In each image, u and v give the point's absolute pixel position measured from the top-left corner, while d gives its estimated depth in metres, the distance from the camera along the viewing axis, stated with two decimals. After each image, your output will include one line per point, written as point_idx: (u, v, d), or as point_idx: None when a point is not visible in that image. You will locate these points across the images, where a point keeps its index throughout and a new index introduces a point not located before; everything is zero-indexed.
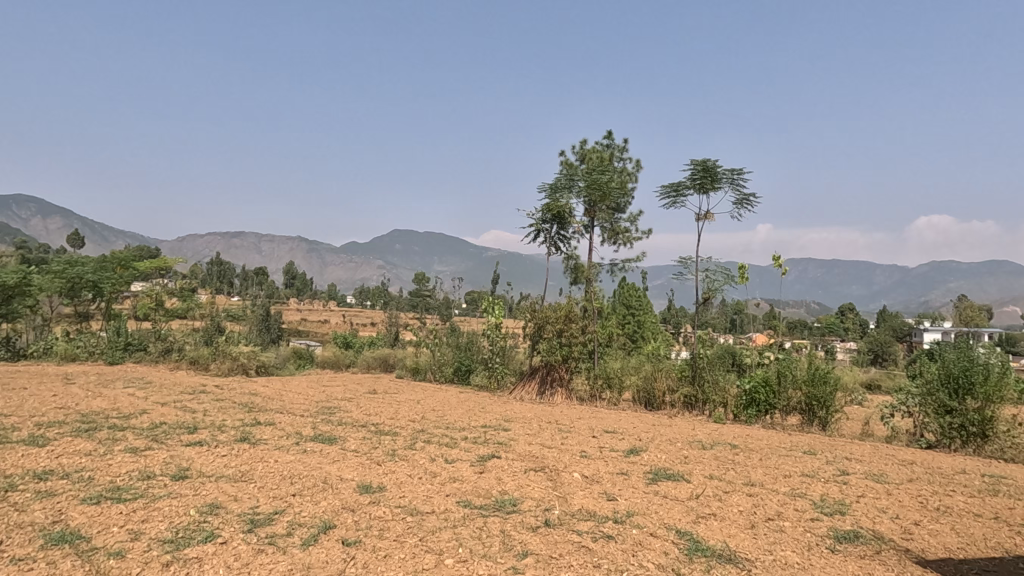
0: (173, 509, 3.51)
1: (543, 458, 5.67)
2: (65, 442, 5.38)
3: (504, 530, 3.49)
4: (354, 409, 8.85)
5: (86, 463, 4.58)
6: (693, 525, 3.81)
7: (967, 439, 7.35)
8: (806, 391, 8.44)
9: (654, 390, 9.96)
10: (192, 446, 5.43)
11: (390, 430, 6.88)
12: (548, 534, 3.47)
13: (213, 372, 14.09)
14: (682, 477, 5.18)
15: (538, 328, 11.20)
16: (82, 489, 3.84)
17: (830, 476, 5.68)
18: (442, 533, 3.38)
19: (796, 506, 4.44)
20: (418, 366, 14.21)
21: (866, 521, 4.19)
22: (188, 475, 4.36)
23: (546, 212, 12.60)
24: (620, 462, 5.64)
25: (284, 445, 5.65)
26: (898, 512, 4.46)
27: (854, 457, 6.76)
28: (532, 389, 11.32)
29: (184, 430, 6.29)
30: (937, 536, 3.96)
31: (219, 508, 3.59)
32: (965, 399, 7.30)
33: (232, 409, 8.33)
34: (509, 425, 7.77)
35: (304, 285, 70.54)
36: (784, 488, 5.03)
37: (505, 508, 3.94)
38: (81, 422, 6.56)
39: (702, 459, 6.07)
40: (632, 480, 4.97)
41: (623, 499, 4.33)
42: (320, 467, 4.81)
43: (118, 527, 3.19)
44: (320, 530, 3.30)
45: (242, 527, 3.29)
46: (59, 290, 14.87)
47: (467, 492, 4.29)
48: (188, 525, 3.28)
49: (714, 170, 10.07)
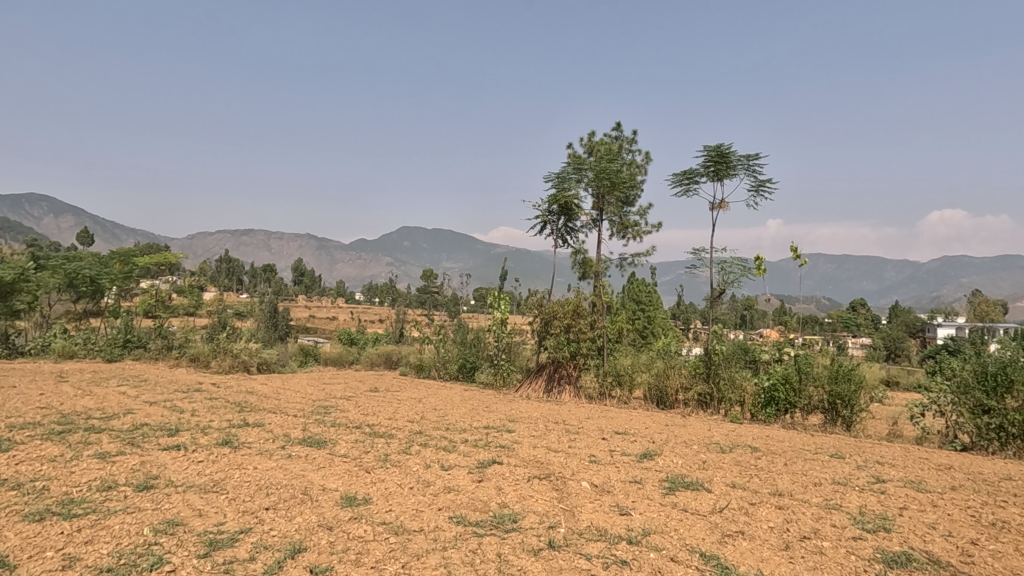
0: (124, 528, 3.08)
1: (550, 463, 5.18)
2: (30, 446, 4.97)
3: (501, 554, 3.01)
4: (351, 408, 8.45)
5: (44, 471, 4.16)
6: (720, 547, 3.32)
7: (1006, 441, 6.74)
8: (828, 390, 7.91)
9: (667, 387, 9.44)
10: (169, 450, 5.04)
11: (385, 432, 6.47)
12: (551, 559, 3.00)
13: (214, 370, 13.72)
14: (701, 485, 4.68)
15: (544, 324, 10.78)
16: (27, 503, 3.42)
17: (864, 483, 5.15)
18: (429, 558, 2.92)
19: (834, 521, 3.94)
20: (422, 363, 13.84)
21: (917, 540, 3.68)
22: (154, 486, 3.92)
23: (551, 202, 12.04)
24: (633, 469, 5.15)
25: (268, 450, 5.23)
26: (950, 528, 3.93)
27: (887, 462, 6.20)
28: (539, 387, 10.87)
29: (165, 431, 5.91)
30: (1002, 559, 3.42)
31: (178, 526, 3.16)
32: (1003, 397, 6.69)
33: (224, 408, 7.94)
34: (513, 426, 7.30)
35: (313, 284, 70.53)
36: (816, 499, 4.51)
37: (504, 524, 3.48)
38: (58, 423, 6.20)
39: (722, 464, 5.56)
40: (647, 490, 4.47)
41: (638, 514, 3.84)
42: (302, 475, 4.37)
43: (54, 551, 2.76)
44: (288, 555, 2.84)
45: (197, 550, 2.85)
46: (57, 286, 14.48)
47: (462, 505, 3.83)
48: (135, 548, 2.83)
49: (729, 156, 9.49)
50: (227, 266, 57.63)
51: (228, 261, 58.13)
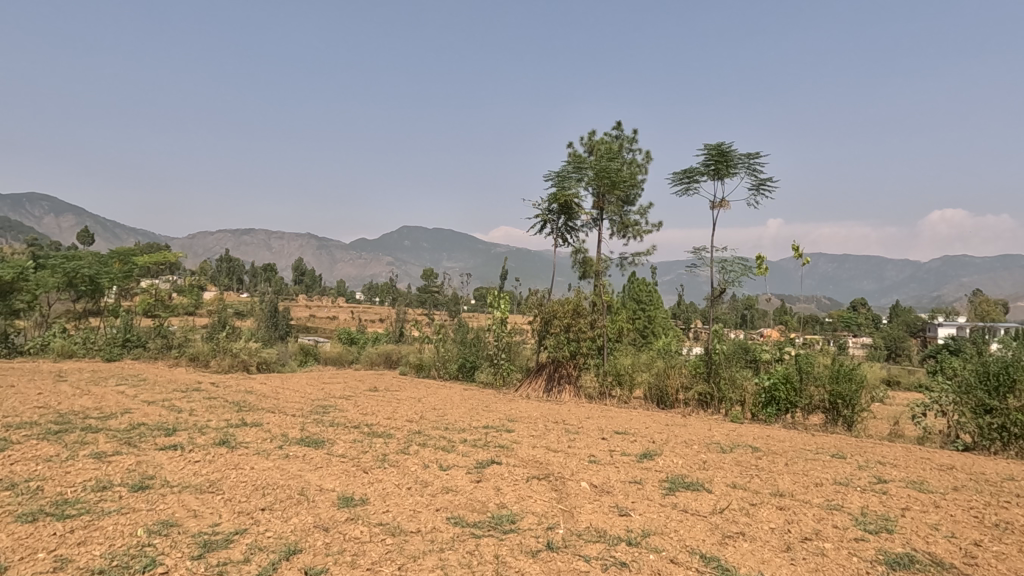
0: (118, 529, 3.05)
1: (548, 464, 5.14)
2: (26, 446, 4.94)
3: (499, 556, 2.98)
4: (350, 408, 8.42)
5: (39, 471, 4.13)
6: (721, 549, 3.28)
7: (1008, 441, 6.69)
8: (829, 389, 7.86)
9: (667, 387, 9.40)
10: (166, 450, 5.01)
11: (384, 431, 6.43)
12: (549, 561, 2.96)
13: (213, 369, 13.69)
14: (701, 486, 4.64)
15: (544, 323, 10.74)
16: (20, 504, 3.39)
17: (866, 484, 5.11)
18: (426, 559, 2.88)
19: (835, 522, 3.90)
20: (422, 362, 13.80)
21: (920, 541, 3.64)
22: (149, 486, 3.88)
23: (551, 201, 11.99)
24: (632, 469, 5.11)
25: (266, 450, 5.20)
26: (953, 530, 3.89)
27: (888, 462, 6.16)
28: (539, 387, 10.84)
29: (162, 431, 5.88)
30: (1005, 561, 3.38)
31: (172, 527, 3.13)
32: (1005, 397, 6.64)
33: (222, 408, 7.90)
34: (512, 426, 7.25)
35: (313, 283, 70.53)
36: (818, 499, 4.47)
37: (502, 525, 3.44)
38: (55, 422, 6.17)
39: (722, 464, 5.52)
40: (646, 490, 4.44)
41: (638, 515, 3.80)
42: (299, 475, 4.34)
43: (45, 552, 2.72)
44: (282, 556, 2.81)
45: (191, 552, 2.82)
46: (57, 285, 14.45)
47: (460, 506, 3.79)
48: (128, 549, 2.80)
49: (729, 154, 9.44)
50: (227, 266, 57.57)
51: (229, 261, 58.15)
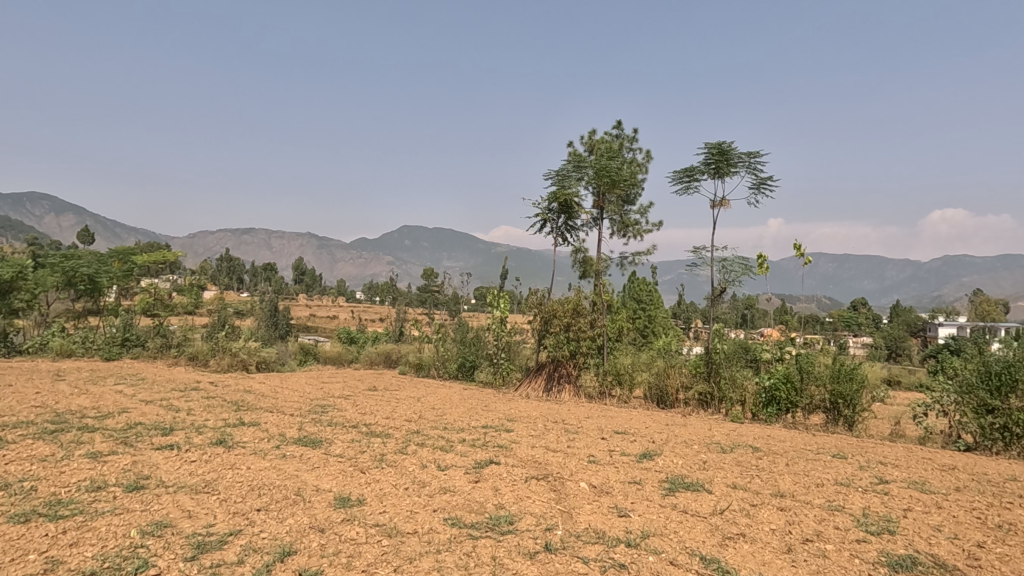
0: (111, 529, 3.02)
1: (547, 464, 5.10)
2: (21, 446, 4.90)
3: (496, 557, 2.94)
4: (349, 407, 8.40)
5: (33, 471, 4.09)
6: (721, 551, 3.24)
7: (1010, 441, 6.64)
8: (830, 389, 7.81)
9: (667, 387, 9.37)
10: (162, 450, 4.97)
11: (382, 431, 6.40)
12: (547, 562, 2.92)
13: (212, 368, 13.65)
14: (701, 486, 4.60)
15: (544, 323, 10.69)
16: (13, 504, 3.36)
17: (867, 484, 5.07)
18: (422, 561, 2.85)
19: (837, 523, 3.87)
20: (421, 362, 13.75)
21: (922, 543, 3.60)
22: (144, 486, 3.85)
23: (551, 200, 11.94)
24: (632, 469, 5.07)
25: (263, 449, 5.16)
26: (956, 531, 3.85)
27: (890, 462, 6.12)
28: (539, 386, 10.81)
29: (159, 431, 5.85)
30: (1008, 562, 3.35)
31: (166, 528, 3.09)
32: (1007, 397, 6.58)
33: (220, 407, 7.87)
34: (511, 425, 7.22)
35: (313, 283, 70.48)
36: (818, 500, 4.44)
37: (500, 526, 3.41)
38: (52, 422, 6.13)
39: (722, 465, 5.48)
40: (646, 490, 4.41)
41: (637, 515, 3.77)
42: (296, 475, 4.30)
43: (37, 553, 2.69)
44: (276, 558, 2.77)
45: (184, 553, 2.78)
46: (56, 285, 14.42)
47: (458, 507, 3.75)
48: (120, 551, 2.76)
49: (730, 153, 9.40)
50: (228, 265, 57.63)
51: (229, 261, 58.13)
